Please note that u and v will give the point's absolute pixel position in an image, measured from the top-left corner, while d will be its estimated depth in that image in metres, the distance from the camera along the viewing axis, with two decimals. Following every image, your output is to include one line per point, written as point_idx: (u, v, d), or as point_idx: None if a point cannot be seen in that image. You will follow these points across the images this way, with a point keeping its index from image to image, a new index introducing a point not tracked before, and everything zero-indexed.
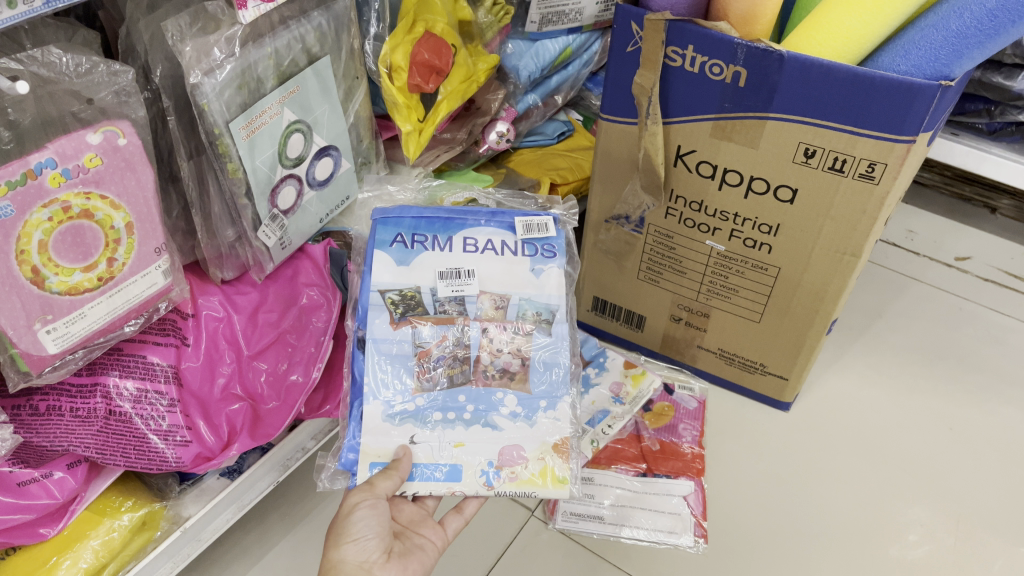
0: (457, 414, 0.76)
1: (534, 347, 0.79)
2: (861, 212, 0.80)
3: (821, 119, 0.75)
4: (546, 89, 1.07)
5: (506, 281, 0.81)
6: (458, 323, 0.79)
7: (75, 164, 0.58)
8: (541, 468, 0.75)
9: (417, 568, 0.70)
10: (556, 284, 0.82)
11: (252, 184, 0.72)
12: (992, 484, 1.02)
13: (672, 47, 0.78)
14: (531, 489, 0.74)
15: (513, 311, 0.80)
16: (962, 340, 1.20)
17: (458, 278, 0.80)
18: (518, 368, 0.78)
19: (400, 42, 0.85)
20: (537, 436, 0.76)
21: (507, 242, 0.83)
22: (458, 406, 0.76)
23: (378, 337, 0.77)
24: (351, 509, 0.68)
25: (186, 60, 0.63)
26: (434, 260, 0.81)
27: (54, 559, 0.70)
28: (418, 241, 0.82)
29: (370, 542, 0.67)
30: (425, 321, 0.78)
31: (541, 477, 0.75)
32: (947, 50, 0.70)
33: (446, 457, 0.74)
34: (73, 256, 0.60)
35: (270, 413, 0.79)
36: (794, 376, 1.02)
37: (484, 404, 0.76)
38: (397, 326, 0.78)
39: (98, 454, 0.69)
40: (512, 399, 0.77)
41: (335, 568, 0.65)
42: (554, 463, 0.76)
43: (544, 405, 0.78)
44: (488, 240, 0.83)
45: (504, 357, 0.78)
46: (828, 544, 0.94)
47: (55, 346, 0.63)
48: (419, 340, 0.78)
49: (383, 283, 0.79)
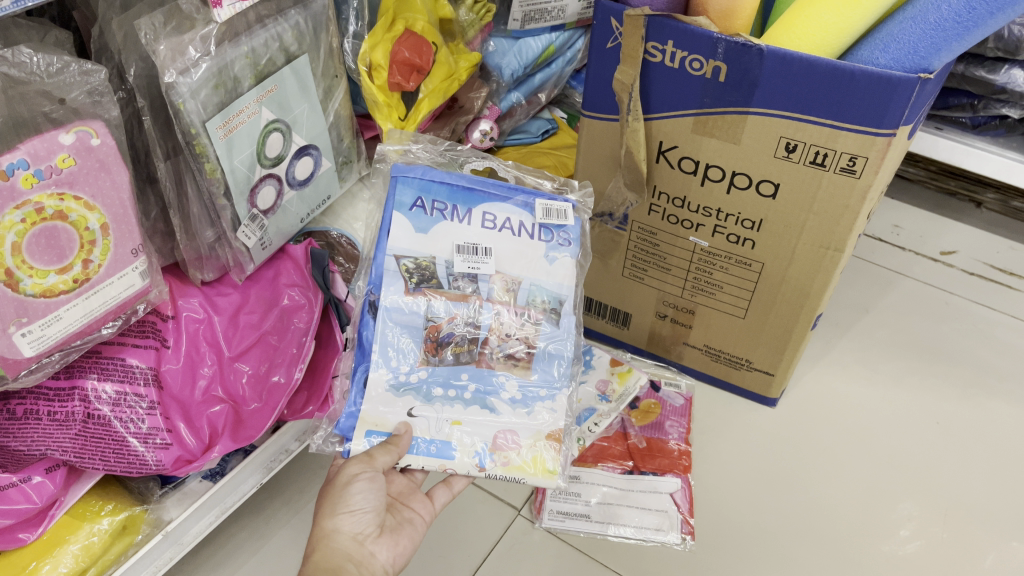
0: (458, 392, 0.76)
1: (541, 338, 0.79)
2: (844, 207, 0.80)
3: (800, 114, 0.75)
4: (530, 87, 1.07)
5: (518, 262, 0.80)
6: (471, 301, 0.78)
7: (48, 164, 0.57)
8: (533, 457, 0.75)
9: (408, 544, 0.70)
10: (567, 274, 0.81)
11: (231, 184, 0.71)
12: (981, 478, 1.02)
13: (651, 42, 0.78)
14: (519, 475, 0.75)
15: (523, 296, 0.80)
16: (949, 335, 1.20)
17: (475, 255, 0.78)
18: (524, 354, 0.78)
19: (379, 41, 0.84)
20: (534, 425, 0.76)
21: (525, 224, 0.81)
22: (461, 384, 0.76)
23: (391, 307, 0.76)
24: (351, 479, 0.67)
25: (160, 59, 0.62)
26: (454, 232, 0.79)
27: (33, 564, 0.69)
28: (438, 209, 0.79)
29: (367, 516, 0.67)
30: (440, 295, 0.77)
31: (533, 465, 0.75)
32: (925, 42, 0.70)
33: (442, 435, 0.74)
34: (47, 258, 0.60)
35: (252, 415, 0.78)
36: (780, 373, 1.02)
37: (485, 386, 0.76)
38: (410, 295, 0.77)
39: (76, 458, 0.69)
40: (514, 384, 0.77)
41: (328, 537, 0.65)
42: (546, 453, 0.76)
43: (543, 394, 0.78)
44: (507, 219, 0.81)
45: (512, 342, 0.78)
46: (816, 540, 0.94)
47: (30, 350, 0.62)
48: (431, 313, 0.77)
49: (399, 249, 0.77)
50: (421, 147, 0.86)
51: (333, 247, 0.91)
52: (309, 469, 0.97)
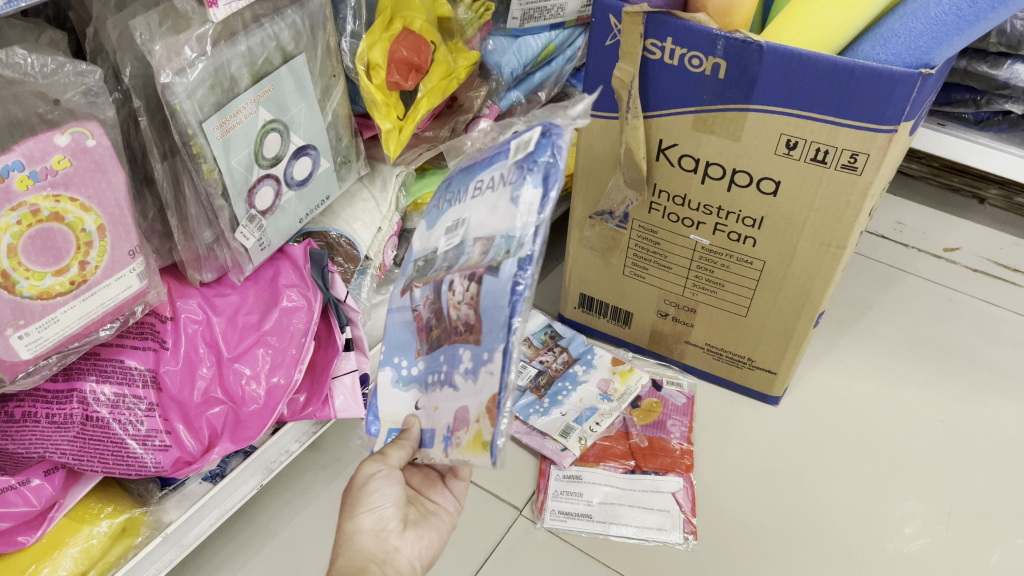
0: (435, 370, 0.56)
1: (483, 293, 0.47)
2: (845, 204, 0.79)
3: (801, 110, 0.74)
4: (530, 85, 1.07)
5: (489, 212, 0.48)
6: (435, 277, 0.52)
7: (44, 165, 0.57)
8: (476, 434, 0.51)
9: (433, 537, 0.65)
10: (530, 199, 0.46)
11: (228, 184, 0.71)
12: (987, 476, 1.01)
13: (651, 40, 0.77)
14: (470, 457, 0.53)
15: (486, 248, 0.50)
16: (953, 332, 1.20)
17: (451, 226, 0.53)
18: (472, 318, 0.49)
19: (377, 40, 0.83)
20: (477, 390, 0.50)
21: (501, 174, 0.49)
22: (439, 363, 0.55)
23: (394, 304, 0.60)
24: (368, 478, 0.63)
25: (156, 60, 0.62)
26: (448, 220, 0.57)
27: (32, 567, 0.68)
28: (447, 198, 0.56)
29: (387, 511, 0.63)
30: (418, 285, 0.56)
31: (475, 444, 0.51)
32: (926, 37, 0.70)
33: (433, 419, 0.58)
34: (43, 259, 0.59)
35: (251, 416, 0.77)
36: (783, 371, 1.01)
37: (449, 359, 0.53)
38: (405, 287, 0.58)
39: (74, 460, 0.69)
40: (469, 352, 0.51)
41: (351, 538, 0.62)
42: (484, 424, 0.50)
43: (488, 356, 0.49)
44: (490, 177, 0.50)
45: (466, 309, 0.49)
46: (819, 539, 0.94)
47: (28, 352, 0.62)
48: (413, 302, 0.56)
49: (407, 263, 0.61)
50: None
51: (333, 247, 0.90)
52: (311, 470, 0.97)
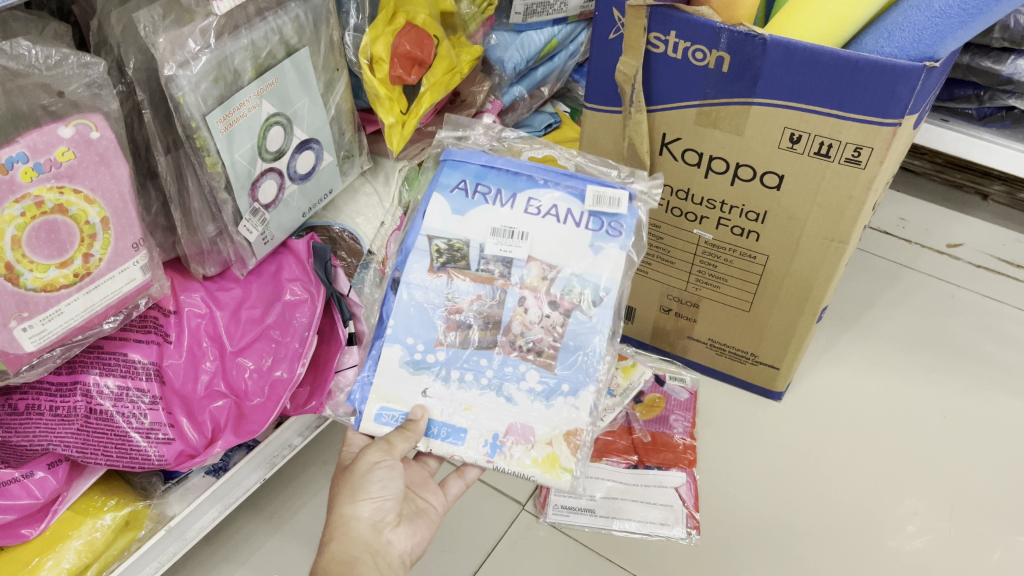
0: (475, 377, 0.71)
1: (569, 328, 0.73)
2: (849, 198, 0.79)
3: (805, 104, 0.74)
4: (532, 80, 1.07)
5: (562, 248, 0.74)
6: (496, 284, 0.74)
7: (48, 158, 0.57)
8: (547, 455, 0.69)
9: (425, 534, 0.69)
10: (612, 265, 0.74)
11: (232, 178, 0.71)
12: (989, 472, 1.01)
13: (654, 33, 0.77)
14: (529, 473, 0.69)
15: (559, 286, 0.74)
16: (956, 329, 1.20)
17: (511, 238, 0.74)
18: (548, 345, 0.72)
19: (380, 34, 0.83)
20: (550, 419, 0.70)
21: (573, 211, 0.76)
22: (479, 369, 0.72)
23: (413, 282, 0.74)
24: (371, 467, 0.66)
25: (159, 52, 0.62)
26: (488, 216, 0.75)
27: (36, 560, 0.69)
28: (482, 192, 0.76)
29: (386, 504, 0.66)
30: (464, 277, 0.74)
31: (545, 463, 0.69)
32: (930, 31, 0.70)
33: (455, 420, 0.70)
34: (47, 251, 0.59)
35: (253, 410, 0.77)
36: (785, 366, 1.01)
37: (505, 373, 0.71)
38: (435, 275, 0.74)
39: (78, 453, 0.68)
40: (535, 375, 0.71)
41: (348, 525, 0.64)
42: (560, 450, 0.70)
43: (566, 389, 0.71)
44: (553, 205, 0.76)
45: (536, 330, 0.73)
46: (822, 535, 0.94)
47: (31, 344, 0.62)
48: (452, 294, 0.73)
49: (432, 230, 0.75)
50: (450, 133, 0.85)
51: (335, 242, 0.90)
52: (313, 464, 0.97)
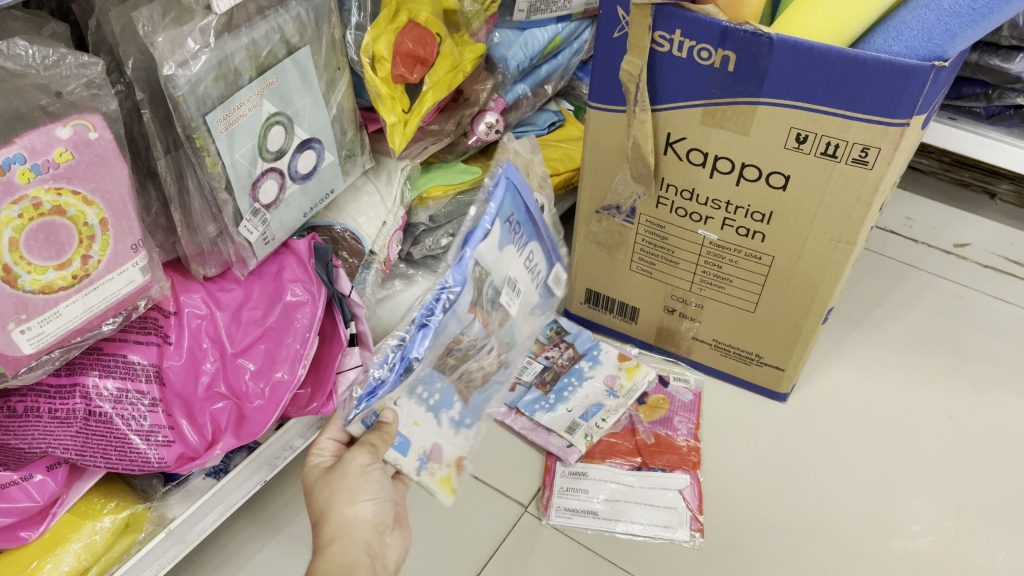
0: (425, 395, 0.71)
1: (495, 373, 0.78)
2: (856, 198, 0.78)
3: (811, 103, 0.73)
4: (536, 79, 1.06)
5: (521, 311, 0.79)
6: (489, 331, 0.72)
7: (45, 158, 0.56)
8: (446, 476, 0.74)
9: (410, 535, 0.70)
10: (532, 326, 0.82)
11: (232, 178, 0.70)
12: (995, 473, 1.00)
13: (659, 31, 0.77)
14: (435, 489, 0.73)
15: (508, 334, 0.77)
16: (963, 329, 1.19)
17: (513, 291, 0.73)
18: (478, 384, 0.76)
19: (382, 32, 0.82)
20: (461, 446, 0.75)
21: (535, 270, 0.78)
22: (432, 390, 0.71)
23: (458, 312, 0.66)
24: (363, 470, 0.65)
25: (158, 52, 0.62)
26: (509, 262, 0.71)
27: (35, 563, 0.68)
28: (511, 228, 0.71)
29: (384, 504, 0.66)
30: (482, 317, 0.70)
31: (444, 483, 0.74)
32: (939, 30, 0.69)
33: (401, 428, 0.70)
34: (46, 253, 0.59)
35: (255, 412, 0.77)
36: (791, 367, 1.00)
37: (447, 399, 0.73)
38: (470, 310, 0.68)
39: (77, 456, 0.68)
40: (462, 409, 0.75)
41: (349, 526, 0.63)
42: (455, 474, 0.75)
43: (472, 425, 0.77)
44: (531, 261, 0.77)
45: (487, 369, 0.76)
46: (827, 537, 0.93)
47: (30, 347, 0.61)
48: (467, 329, 0.69)
49: (483, 257, 0.66)
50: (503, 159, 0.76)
51: (336, 242, 0.89)
52: None
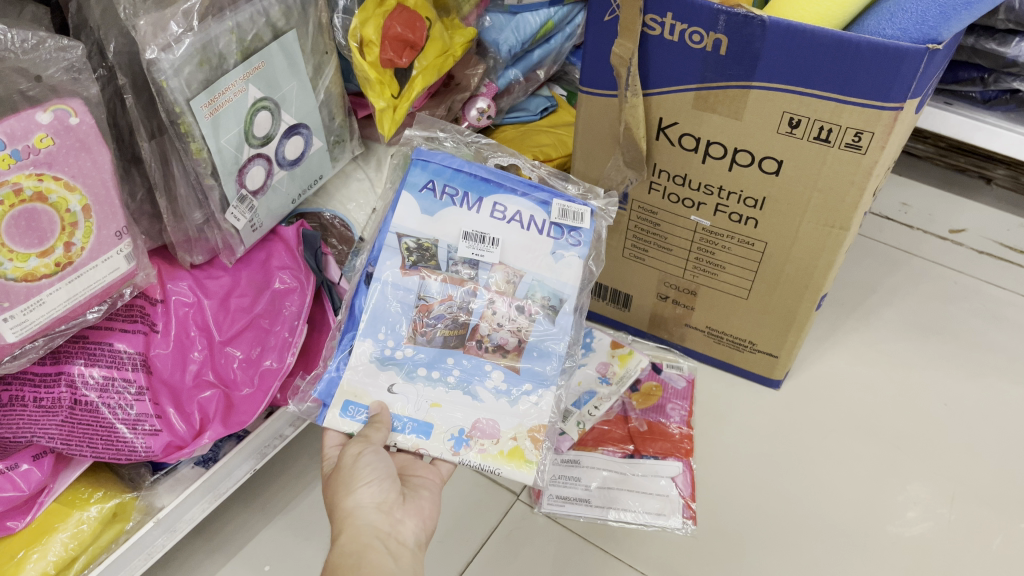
0: (441, 375, 0.73)
1: (534, 332, 0.76)
2: (849, 184, 0.78)
3: (805, 87, 0.73)
4: (528, 63, 1.05)
5: (523, 252, 0.77)
6: (468, 285, 0.76)
7: (26, 144, 0.55)
8: (510, 448, 0.72)
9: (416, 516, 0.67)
10: (573, 273, 0.78)
11: (218, 164, 0.69)
12: (990, 459, 1.00)
13: (650, 15, 0.75)
14: (496, 465, 0.71)
15: (522, 290, 0.77)
16: (957, 316, 1.18)
17: (481, 242, 0.76)
18: (514, 346, 0.76)
19: (370, 16, 0.80)
20: (515, 415, 0.73)
21: (536, 218, 0.78)
22: (446, 368, 0.74)
23: (386, 280, 0.75)
24: (355, 457, 0.66)
25: (141, 35, 0.61)
26: (458, 219, 0.77)
27: (20, 554, 0.68)
28: (449, 193, 0.78)
29: (384, 484, 0.64)
30: (435, 275, 0.76)
31: (508, 455, 0.72)
32: (933, 12, 0.68)
33: (420, 413, 0.71)
34: (28, 240, 0.58)
35: (243, 401, 0.76)
36: (784, 354, 1.00)
37: (472, 373, 0.74)
38: (407, 274, 0.76)
39: (63, 446, 0.67)
40: (499, 374, 0.74)
41: (353, 515, 0.61)
42: (526, 446, 0.72)
43: (528, 388, 0.75)
44: (518, 212, 0.78)
45: (503, 332, 0.75)
46: (822, 524, 0.93)
47: (13, 335, 0.60)
48: (424, 293, 0.75)
49: (402, 227, 0.76)
50: (419, 133, 0.85)
51: (326, 229, 0.88)
52: (304, 454, 0.96)
